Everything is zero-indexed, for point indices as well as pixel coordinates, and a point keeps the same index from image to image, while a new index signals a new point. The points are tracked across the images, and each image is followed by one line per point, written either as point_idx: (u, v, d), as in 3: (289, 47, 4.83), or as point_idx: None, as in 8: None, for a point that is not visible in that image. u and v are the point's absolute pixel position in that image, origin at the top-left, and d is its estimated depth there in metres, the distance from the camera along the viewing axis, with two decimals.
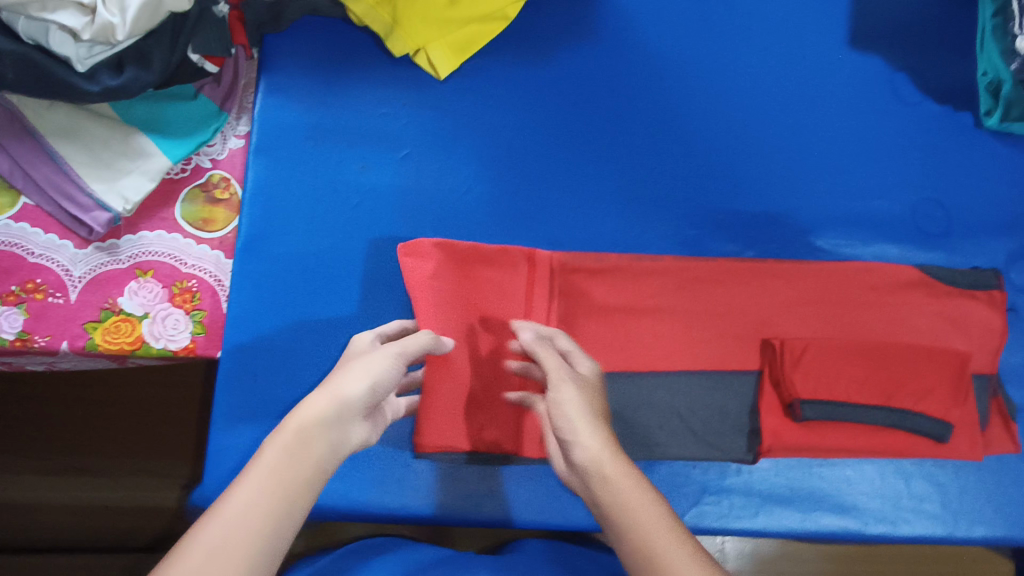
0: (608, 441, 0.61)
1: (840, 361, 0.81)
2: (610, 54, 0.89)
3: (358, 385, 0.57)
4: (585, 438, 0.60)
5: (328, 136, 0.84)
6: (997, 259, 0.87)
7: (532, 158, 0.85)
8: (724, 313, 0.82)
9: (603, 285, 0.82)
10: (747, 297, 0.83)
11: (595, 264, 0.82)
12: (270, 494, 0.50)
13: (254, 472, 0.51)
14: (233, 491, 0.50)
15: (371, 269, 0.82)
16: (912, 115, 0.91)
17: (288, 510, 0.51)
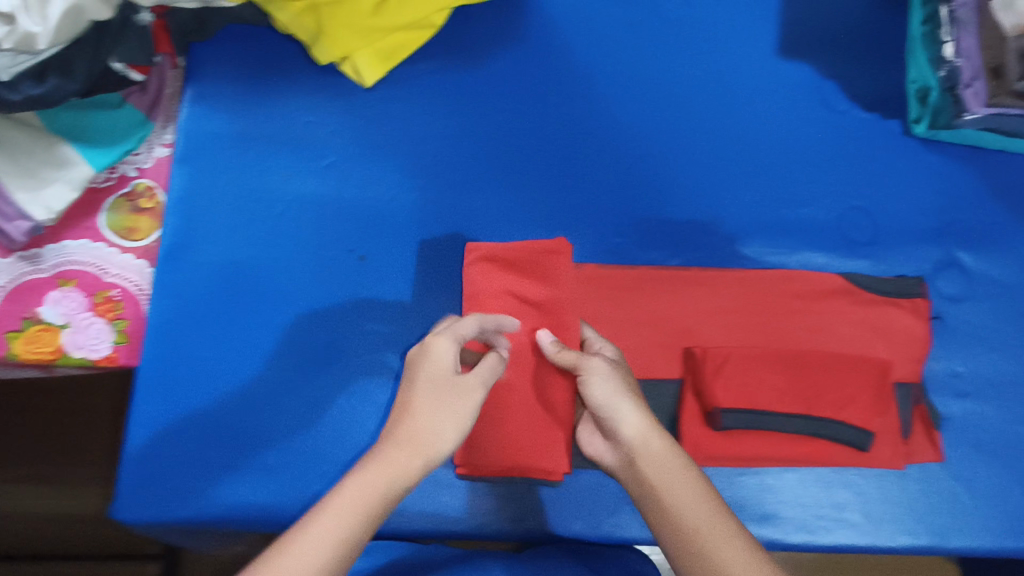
0: (649, 418, 0.65)
1: (760, 370, 0.81)
2: (540, 61, 0.89)
3: (437, 432, 0.61)
4: (625, 415, 0.65)
5: (252, 145, 0.84)
6: (922, 266, 0.88)
7: (460, 166, 0.86)
8: (648, 322, 0.83)
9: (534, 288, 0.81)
10: (669, 305, 0.83)
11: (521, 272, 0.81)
12: (346, 520, 0.55)
13: (332, 500, 0.56)
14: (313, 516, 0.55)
15: (292, 277, 0.81)
16: (839, 124, 0.92)
17: (360, 534, 0.55)
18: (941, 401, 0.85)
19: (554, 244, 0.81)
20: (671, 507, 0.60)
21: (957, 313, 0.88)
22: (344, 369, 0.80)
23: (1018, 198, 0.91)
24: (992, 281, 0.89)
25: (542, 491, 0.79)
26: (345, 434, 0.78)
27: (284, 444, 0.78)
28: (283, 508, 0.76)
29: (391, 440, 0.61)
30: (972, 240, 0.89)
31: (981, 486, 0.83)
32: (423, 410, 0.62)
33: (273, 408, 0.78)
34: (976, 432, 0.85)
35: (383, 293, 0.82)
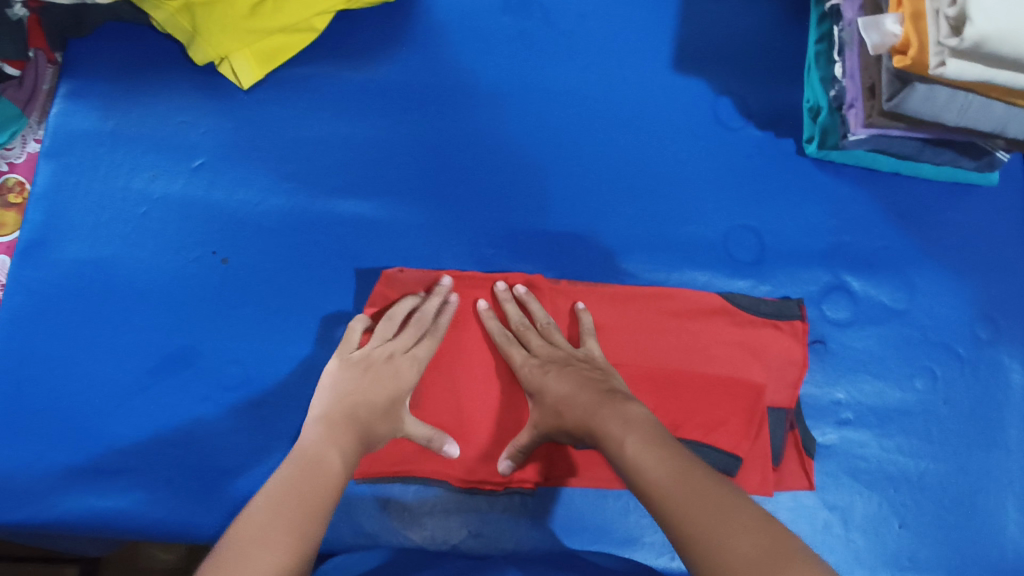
0: (574, 380, 0.70)
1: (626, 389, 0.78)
2: (424, 69, 0.88)
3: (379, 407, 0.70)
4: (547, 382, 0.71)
5: (121, 144, 0.83)
6: (807, 289, 0.86)
7: (334, 172, 0.84)
8: None
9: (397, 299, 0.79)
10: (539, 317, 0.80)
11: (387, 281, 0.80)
12: (309, 483, 0.60)
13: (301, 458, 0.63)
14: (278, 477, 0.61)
15: (150, 278, 0.80)
16: (731, 140, 0.90)
17: (320, 490, 0.60)
18: (817, 427, 0.83)
19: (532, 278, 0.81)
20: (617, 439, 0.61)
21: (843, 338, 0.85)
22: (196, 372, 0.78)
23: (911, 222, 0.89)
24: (880, 306, 0.86)
25: (435, 499, 0.77)
26: (190, 439, 0.76)
27: (126, 447, 0.76)
28: (120, 509, 0.74)
29: (340, 415, 0.68)
30: (861, 263, 0.87)
31: (854, 515, 0.81)
32: (378, 403, 0.70)
33: (119, 409, 0.77)
34: (853, 460, 0.82)
35: (244, 296, 0.80)
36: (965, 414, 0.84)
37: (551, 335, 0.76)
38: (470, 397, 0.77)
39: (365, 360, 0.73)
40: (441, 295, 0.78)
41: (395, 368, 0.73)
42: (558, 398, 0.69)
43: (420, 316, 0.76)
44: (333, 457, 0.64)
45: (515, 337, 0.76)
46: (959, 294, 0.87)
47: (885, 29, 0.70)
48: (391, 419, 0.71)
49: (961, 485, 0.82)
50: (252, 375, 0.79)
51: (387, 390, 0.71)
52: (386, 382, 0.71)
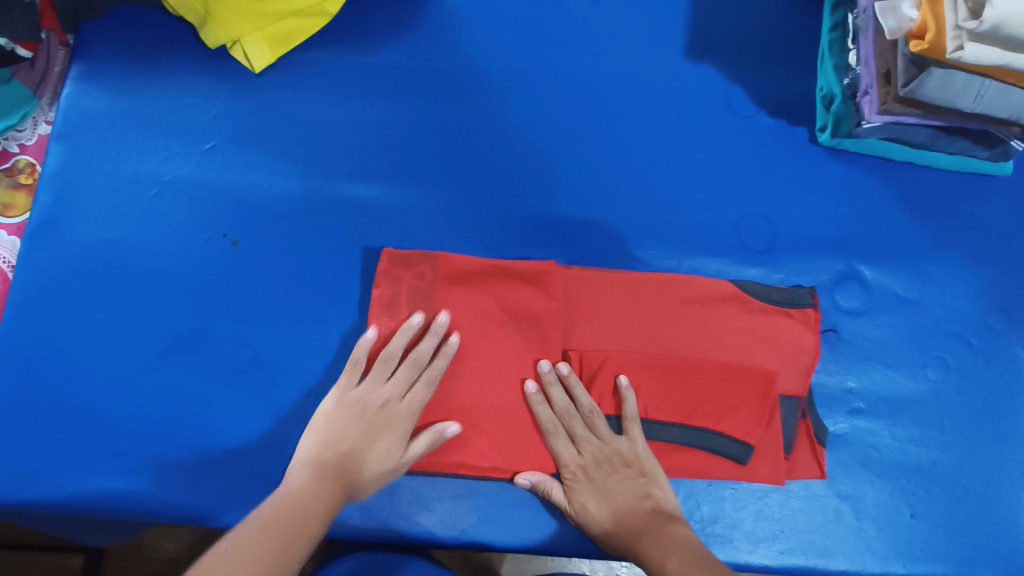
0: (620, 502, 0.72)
1: (637, 376, 0.77)
2: (436, 54, 0.88)
3: (373, 456, 0.69)
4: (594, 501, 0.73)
5: (132, 126, 0.83)
6: (819, 278, 0.85)
7: (345, 156, 0.84)
8: (526, 319, 0.79)
9: (407, 282, 0.78)
10: (548, 302, 0.79)
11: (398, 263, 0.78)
12: (285, 527, 0.60)
13: (281, 500, 0.63)
14: (256, 514, 0.61)
15: (161, 260, 0.80)
16: (743, 128, 0.89)
17: (293, 542, 0.59)
18: (829, 416, 0.82)
19: (542, 264, 0.80)
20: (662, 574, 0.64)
21: (855, 327, 0.84)
22: (206, 354, 0.78)
23: (924, 212, 0.88)
24: (893, 296, 0.85)
25: (445, 485, 0.77)
26: (199, 422, 0.76)
27: (135, 429, 0.75)
28: (129, 490, 0.74)
29: (328, 462, 0.68)
30: (874, 252, 0.86)
31: (866, 505, 0.80)
32: (372, 449, 0.70)
33: (128, 391, 0.76)
34: (865, 450, 0.81)
35: (254, 279, 0.80)
36: (978, 404, 0.83)
37: (595, 424, 0.74)
38: (474, 386, 0.76)
39: (359, 404, 0.72)
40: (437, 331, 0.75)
41: (387, 415, 0.72)
42: (605, 520, 0.72)
43: (415, 355, 0.74)
44: (316, 502, 0.64)
45: (562, 426, 0.75)
46: (972, 284, 0.86)
47: (902, 14, 0.70)
48: (385, 468, 0.70)
49: (973, 475, 0.82)
50: (262, 358, 0.78)
51: (381, 440, 0.70)
52: (380, 432, 0.70)
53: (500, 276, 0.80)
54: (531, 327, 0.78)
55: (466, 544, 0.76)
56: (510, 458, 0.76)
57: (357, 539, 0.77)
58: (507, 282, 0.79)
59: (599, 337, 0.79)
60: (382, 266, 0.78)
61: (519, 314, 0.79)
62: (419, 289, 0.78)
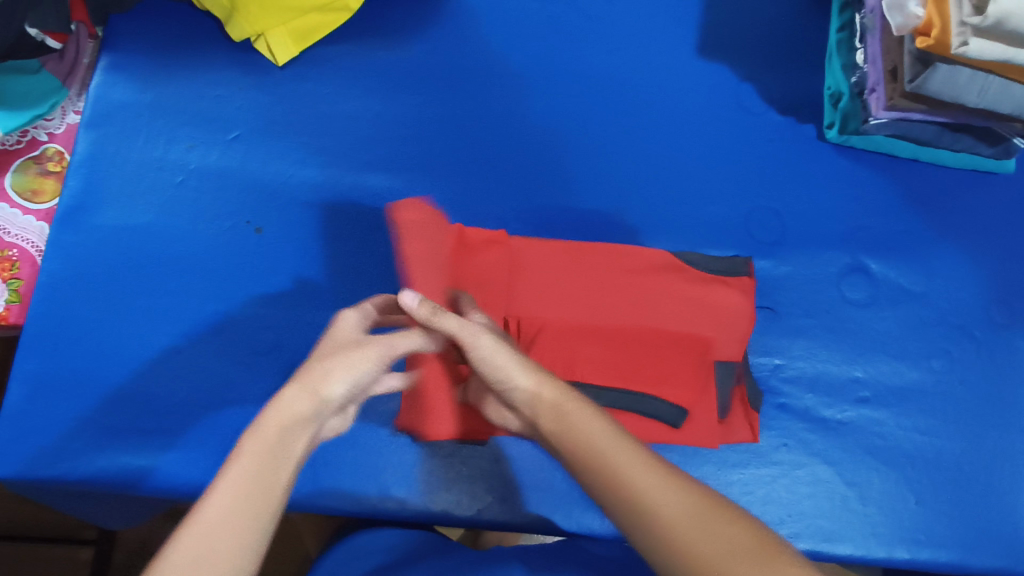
0: (540, 376, 0.57)
1: (575, 340, 0.76)
2: (453, 49, 0.90)
3: (331, 379, 0.53)
4: (512, 372, 0.57)
5: (158, 115, 0.85)
6: (826, 270, 0.88)
7: (365, 147, 0.86)
8: (470, 284, 0.77)
9: (414, 243, 0.79)
10: (498, 265, 0.78)
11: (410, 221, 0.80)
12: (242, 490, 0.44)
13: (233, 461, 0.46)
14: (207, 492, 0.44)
15: (186, 247, 0.82)
16: (753, 124, 0.92)
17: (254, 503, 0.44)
18: (835, 405, 0.84)
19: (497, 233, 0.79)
20: (605, 451, 0.50)
21: (860, 318, 0.86)
22: (229, 336, 0.80)
23: (929, 207, 0.90)
24: (898, 288, 0.88)
25: (460, 466, 0.79)
26: (222, 402, 0.78)
27: (160, 409, 0.77)
28: (154, 469, 0.76)
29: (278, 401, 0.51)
30: (880, 247, 0.89)
31: (872, 491, 0.82)
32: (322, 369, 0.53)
33: (153, 372, 0.78)
34: (871, 438, 0.83)
35: (276, 265, 0.82)
36: (980, 395, 0.85)
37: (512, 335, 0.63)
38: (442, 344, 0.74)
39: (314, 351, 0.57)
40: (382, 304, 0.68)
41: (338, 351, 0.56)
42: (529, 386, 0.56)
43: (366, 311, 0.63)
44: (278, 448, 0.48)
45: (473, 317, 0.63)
46: (975, 278, 0.88)
47: (908, 11, 0.73)
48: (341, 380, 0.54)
49: (976, 464, 0.84)
50: (282, 341, 0.80)
51: (324, 361, 0.54)
52: (343, 355, 0.55)
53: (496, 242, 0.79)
54: (478, 292, 0.76)
55: (480, 523, 0.78)
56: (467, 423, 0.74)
57: (375, 518, 0.78)
58: (465, 247, 0.78)
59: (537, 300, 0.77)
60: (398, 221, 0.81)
61: (479, 278, 0.77)
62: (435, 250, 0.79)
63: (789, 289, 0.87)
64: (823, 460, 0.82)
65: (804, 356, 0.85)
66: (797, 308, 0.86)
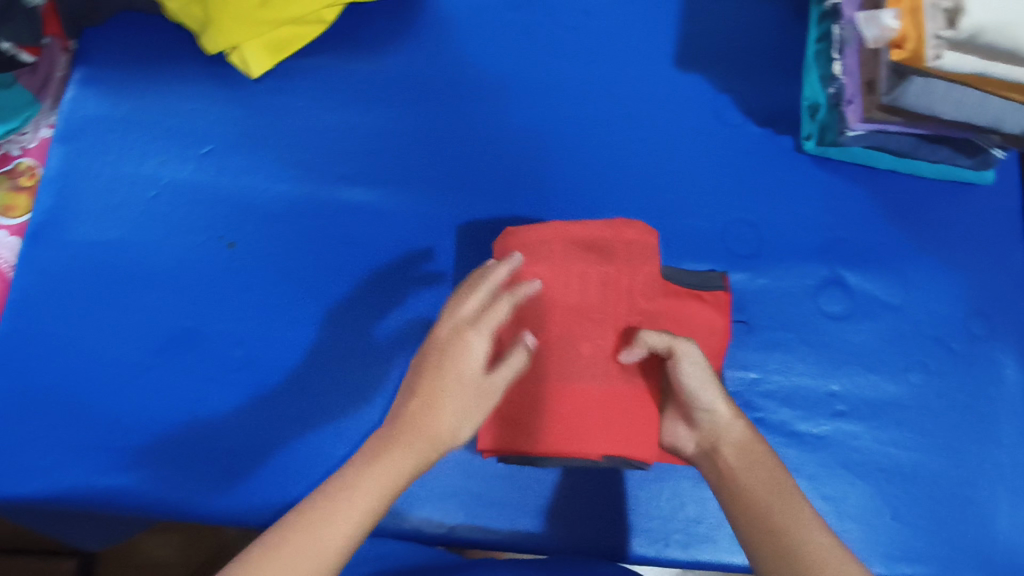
0: (734, 408, 0.67)
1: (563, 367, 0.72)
2: (430, 61, 0.90)
3: (456, 409, 0.63)
4: (713, 403, 0.66)
5: (131, 129, 0.85)
6: (804, 283, 0.87)
7: (340, 160, 0.86)
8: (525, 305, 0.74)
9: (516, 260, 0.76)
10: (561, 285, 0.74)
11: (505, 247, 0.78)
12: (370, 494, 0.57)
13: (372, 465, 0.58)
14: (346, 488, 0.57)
15: (158, 262, 0.81)
16: (730, 136, 0.91)
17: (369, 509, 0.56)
18: (811, 419, 0.84)
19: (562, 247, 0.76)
20: (746, 482, 0.62)
21: (838, 331, 0.86)
22: (201, 352, 0.79)
23: (908, 218, 0.90)
24: (876, 301, 0.87)
25: (432, 483, 0.78)
26: (193, 419, 0.77)
27: (131, 425, 0.77)
28: (123, 486, 0.75)
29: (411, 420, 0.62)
30: (858, 259, 0.88)
31: (848, 506, 0.81)
32: (449, 398, 0.63)
33: (124, 388, 0.78)
34: (848, 452, 0.83)
35: (249, 280, 0.82)
36: (958, 408, 0.85)
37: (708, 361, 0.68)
38: (561, 363, 0.72)
39: (427, 369, 0.65)
40: (515, 292, 0.69)
41: (462, 385, 0.64)
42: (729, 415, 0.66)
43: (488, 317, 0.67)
44: (402, 461, 0.59)
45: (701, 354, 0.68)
46: (954, 290, 0.88)
47: (882, 24, 0.70)
48: (465, 413, 0.64)
49: (955, 478, 0.83)
50: (254, 357, 0.80)
51: (445, 388, 0.64)
52: (463, 384, 0.64)
53: (573, 256, 0.75)
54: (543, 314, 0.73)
55: (452, 539, 0.78)
56: (599, 446, 0.71)
57: None
58: (549, 264, 0.75)
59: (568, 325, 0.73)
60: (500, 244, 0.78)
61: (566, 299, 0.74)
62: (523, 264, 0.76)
63: (765, 303, 0.86)
64: (799, 475, 0.82)
65: (781, 369, 0.85)
66: (774, 321, 0.86)
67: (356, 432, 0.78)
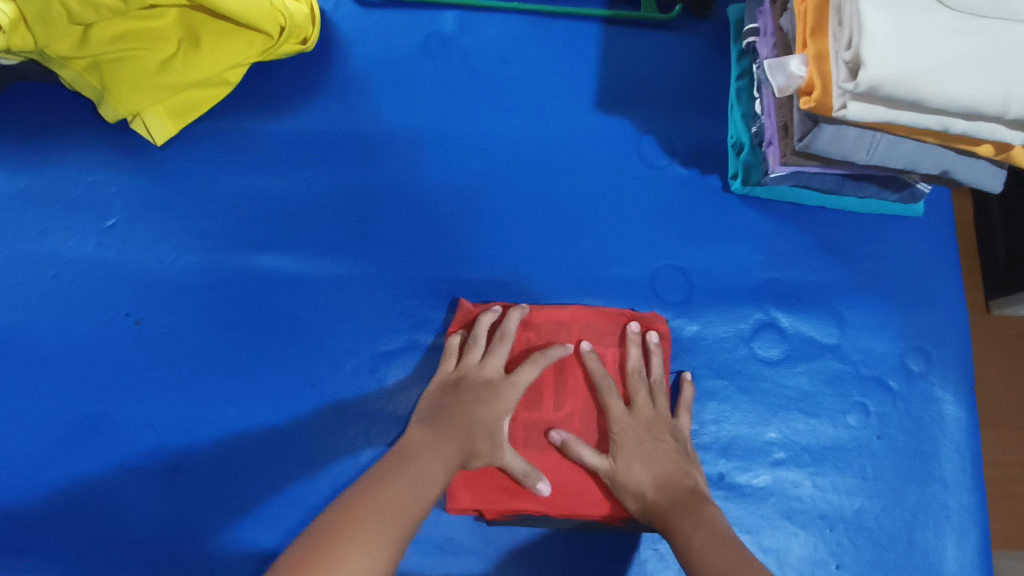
0: (671, 442, 0.75)
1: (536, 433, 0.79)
2: (344, 117, 0.87)
3: (493, 437, 0.73)
4: (656, 435, 0.75)
5: (30, 206, 0.82)
6: (737, 327, 0.85)
7: (252, 225, 0.83)
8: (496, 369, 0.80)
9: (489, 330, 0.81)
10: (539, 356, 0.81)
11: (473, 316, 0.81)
12: (415, 496, 0.62)
13: (413, 472, 0.65)
14: (396, 487, 0.62)
15: (62, 345, 0.78)
16: (655, 178, 0.89)
17: (416, 508, 0.61)
18: (750, 469, 0.82)
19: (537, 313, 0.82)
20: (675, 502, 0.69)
21: (774, 376, 0.84)
22: (108, 440, 0.76)
23: (839, 255, 0.88)
24: (810, 342, 0.85)
25: None
26: (102, 511, 0.74)
27: (37, 521, 0.74)
28: None
29: (443, 434, 0.70)
30: (791, 299, 0.86)
31: (790, 557, 0.80)
32: (488, 420, 0.73)
33: (29, 484, 0.74)
34: (788, 500, 0.81)
35: (159, 359, 0.78)
36: (900, 448, 0.83)
37: (656, 395, 0.79)
38: (573, 426, 0.79)
39: (462, 379, 0.76)
40: (518, 307, 0.80)
41: (496, 382, 0.76)
42: (664, 442, 0.75)
43: (504, 330, 0.79)
44: (439, 469, 0.67)
45: (649, 387, 0.79)
46: (889, 326, 0.86)
47: (790, 71, 0.70)
48: (494, 440, 0.74)
49: (898, 522, 0.81)
50: (166, 440, 0.76)
51: (487, 412, 0.74)
52: (499, 409, 0.74)
53: (592, 335, 0.82)
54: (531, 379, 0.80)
55: None
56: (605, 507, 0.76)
57: None
58: (534, 329, 0.82)
59: (549, 390, 0.80)
60: (468, 310, 0.81)
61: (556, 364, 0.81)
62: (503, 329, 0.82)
63: (698, 350, 0.84)
64: (739, 529, 0.80)
65: (716, 421, 0.83)
66: (708, 369, 0.84)
67: (276, 515, 0.75)
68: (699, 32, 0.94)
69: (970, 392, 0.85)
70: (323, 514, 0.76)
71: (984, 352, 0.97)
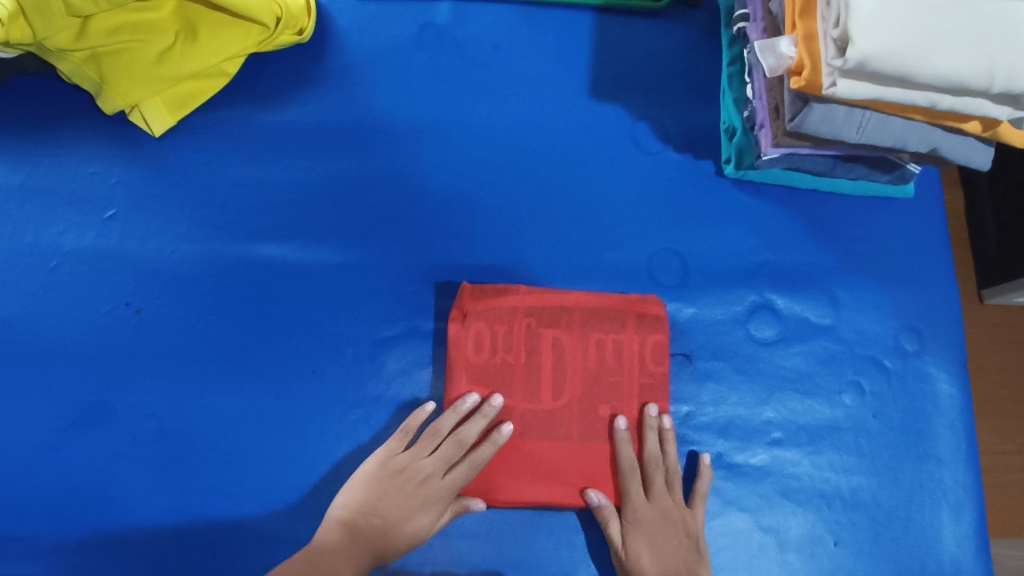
0: (683, 536, 0.76)
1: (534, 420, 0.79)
2: (340, 108, 0.88)
3: (406, 535, 0.73)
4: (670, 528, 0.76)
5: (29, 198, 0.82)
6: (733, 309, 0.86)
7: (250, 215, 0.84)
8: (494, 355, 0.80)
9: (486, 314, 0.81)
10: (536, 340, 0.81)
11: (471, 302, 0.81)
12: None
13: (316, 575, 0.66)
14: None
15: (62, 336, 0.78)
16: (650, 164, 0.90)
17: None
18: (749, 449, 0.82)
19: (535, 301, 0.82)
20: None
21: (769, 357, 0.85)
22: (110, 428, 0.76)
23: (832, 237, 0.89)
24: (805, 324, 0.86)
25: None
26: (105, 499, 0.74)
27: (39, 510, 0.74)
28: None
29: (355, 532, 0.71)
30: (785, 282, 0.87)
31: (789, 535, 0.81)
32: (407, 520, 0.73)
33: (31, 472, 0.75)
34: (786, 480, 0.82)
35: (159, 348, 0.79)
36: (896, 426, 0.84)
37: (674, 483, 0.78)
38: (572, 415, 0.79)
39: (403, 473, 0.75)
40: (486, 412, 0.77)
41: (427, 494, 0.74)
42: (677, 543, 0.76)
43: (463, 436, 0.76)
44: (349, 570, 0.68)
45: (669, 473, 0.79)
46: (883, 306, 0.87)
47: (780, 52, 0.71)
48: (411, 541, 0.73)
49: (895, 499, 0.82)
50: (168, 428, 0.77)
51: (405, 516, 0.73)
52: (422, 511, 0.74)
53: (592, 322, 0.82)
54: (530, 369, 0.80)
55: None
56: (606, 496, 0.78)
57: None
58: (532, 317, 0.81)
59: (548, 380, 0.80)
60: (465, 295, 0.81)
61: (554, 352, 0.81)
62: (501, 316, 0.81)
63: (695, 332, 0.85)
64: (738, 508, 0.81)
65: (715, 401, 0.83)
66: (705, 351, 0.85)
67: (278, 500, 0.76)
68: (690, 20, 0.96)
69: (964, 370, 0.86)
70: (326, 499, 0.76)
71: (976, 333, 0.99)
